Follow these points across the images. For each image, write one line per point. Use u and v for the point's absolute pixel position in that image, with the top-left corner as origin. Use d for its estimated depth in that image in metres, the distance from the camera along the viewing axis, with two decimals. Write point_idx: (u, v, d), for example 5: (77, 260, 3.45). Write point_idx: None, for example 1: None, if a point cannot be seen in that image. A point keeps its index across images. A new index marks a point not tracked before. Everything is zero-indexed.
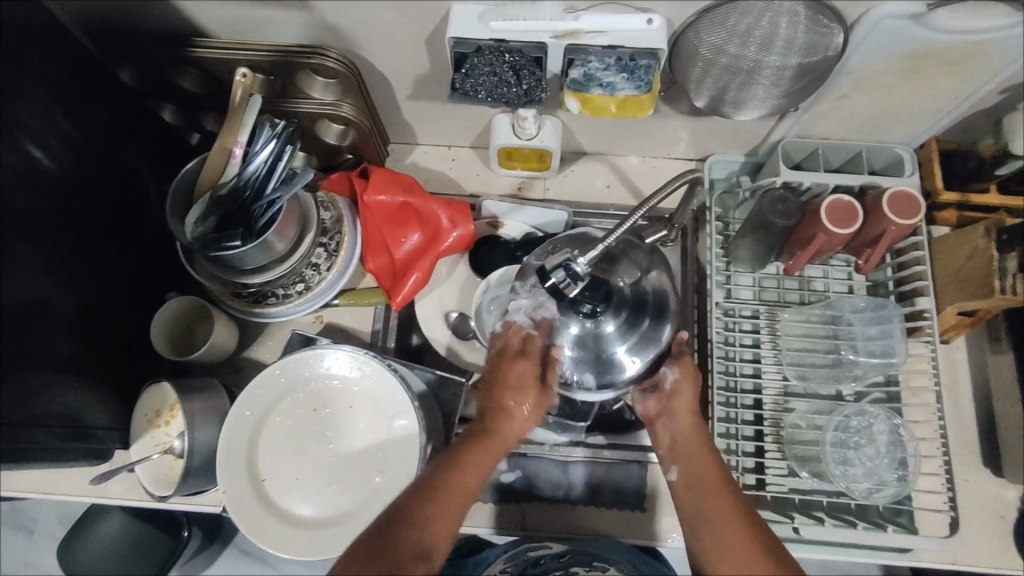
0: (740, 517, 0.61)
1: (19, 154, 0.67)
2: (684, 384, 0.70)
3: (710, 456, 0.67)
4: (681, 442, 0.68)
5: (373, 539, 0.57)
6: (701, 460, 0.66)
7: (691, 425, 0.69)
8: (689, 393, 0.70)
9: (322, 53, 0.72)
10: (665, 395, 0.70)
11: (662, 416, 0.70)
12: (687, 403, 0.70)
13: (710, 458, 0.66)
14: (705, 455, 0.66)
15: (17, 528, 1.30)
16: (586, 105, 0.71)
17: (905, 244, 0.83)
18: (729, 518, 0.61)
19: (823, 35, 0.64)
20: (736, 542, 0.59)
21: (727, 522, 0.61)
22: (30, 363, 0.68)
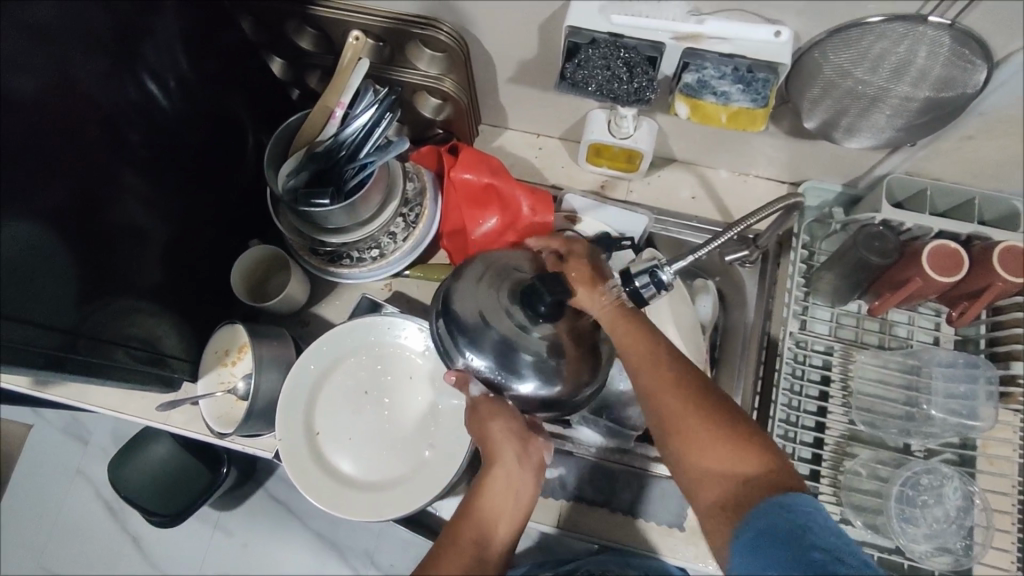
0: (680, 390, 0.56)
1: (138, 85, 0.70)
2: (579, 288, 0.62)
3: (642, 327, 0.60)
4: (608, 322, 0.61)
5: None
6: (624, 335, 0.60)
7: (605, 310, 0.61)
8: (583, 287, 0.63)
9: (435, 26, 0.72)
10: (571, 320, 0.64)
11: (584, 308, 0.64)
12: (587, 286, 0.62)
13: (632, 332, 0.60)
14: (634, 333, 0.60)
15: (74, 438, 1.39)
16: (696, 112, 0.69)
17: (1007, 303, 0.77)
18: (664, 388, 0.57)
19: (964, 71, 0.60)
20: (675, 411, 0.56)
21: (663, 393, 0.57)
22: (120, 286, 0.71)
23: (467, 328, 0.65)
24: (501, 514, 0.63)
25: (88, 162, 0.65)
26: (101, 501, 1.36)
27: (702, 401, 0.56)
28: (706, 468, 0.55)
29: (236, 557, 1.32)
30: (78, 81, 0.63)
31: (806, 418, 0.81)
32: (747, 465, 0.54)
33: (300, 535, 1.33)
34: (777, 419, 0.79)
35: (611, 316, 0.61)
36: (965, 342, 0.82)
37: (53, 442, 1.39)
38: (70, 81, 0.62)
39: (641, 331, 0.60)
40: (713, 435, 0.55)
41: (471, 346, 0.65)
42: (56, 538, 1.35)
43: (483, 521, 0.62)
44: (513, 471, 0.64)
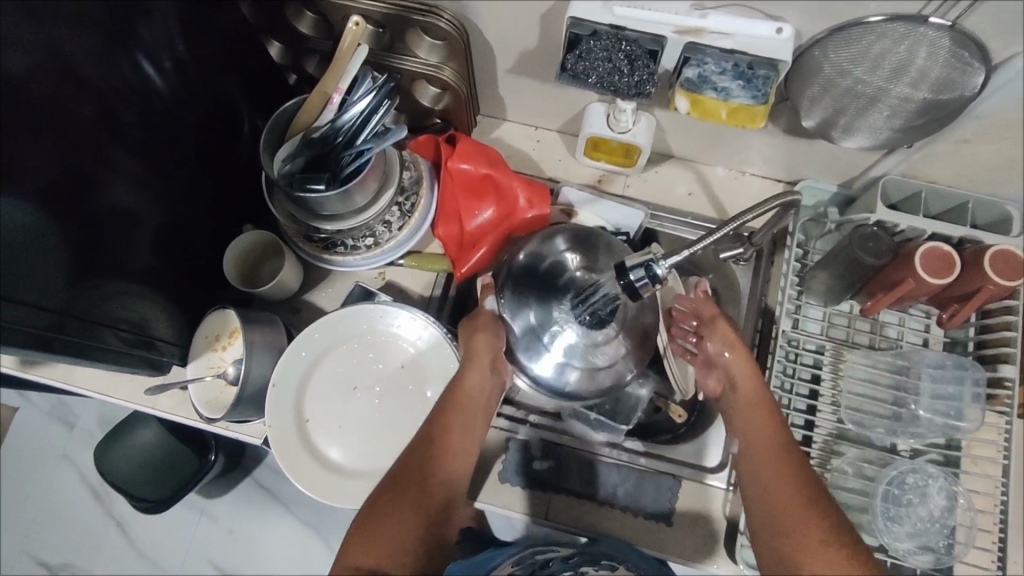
0: (797, 480, 0.61)
1: (133, 66, 0.70)
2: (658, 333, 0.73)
3: (773, 416, 0.68)
4: (748, 402, 0.70)
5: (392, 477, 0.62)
6: (760, 423, 0.68)
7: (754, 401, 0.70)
8: (729, 341, 0.74)
9: (437, 13, 0.72)
10: (720, 369, 0.75)
11: (726, 388, 0.74)
12: (743, 368, 0.72)
13: (768, 424, 0.67)
14: (764, 414, 0.68)
15: (59, 422, 1.37)
16: (696, 108, 0.69)
17: (996, 306, 0.78)
18: (784, 472, 0.62)
19: (962, 73, 0.61)
20: (787, 495, 0.60)
21: (780, 477, 0.62)
22: (112, 268, 0.70)
23: (520, 296, 0.72)
24: (475, 411, 0.69)
25: (80, 144, 0.65)
26: (86, 486, 1.35)
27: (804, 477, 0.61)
28: (802, 549, 0.57)
29: (222, 544, 1.32)
30: (70, 61, 0.62)
31: (795, 416, 0.82)
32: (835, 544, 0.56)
33: (287, 522, 1.33)
34: None
35: (755, 407, 0.69)
36: (954, 345, 0.83)
37: (39, 425, 1.38)
38: (63, 61, 0.62)
39: (770, 417, 0.68)
40: (810, 514, 0.58)
41: (523, 290, 0.72)
42: (40, 522, 1.33)
43: (461, 421, 0.67)
44: (484, 376, 0.71)
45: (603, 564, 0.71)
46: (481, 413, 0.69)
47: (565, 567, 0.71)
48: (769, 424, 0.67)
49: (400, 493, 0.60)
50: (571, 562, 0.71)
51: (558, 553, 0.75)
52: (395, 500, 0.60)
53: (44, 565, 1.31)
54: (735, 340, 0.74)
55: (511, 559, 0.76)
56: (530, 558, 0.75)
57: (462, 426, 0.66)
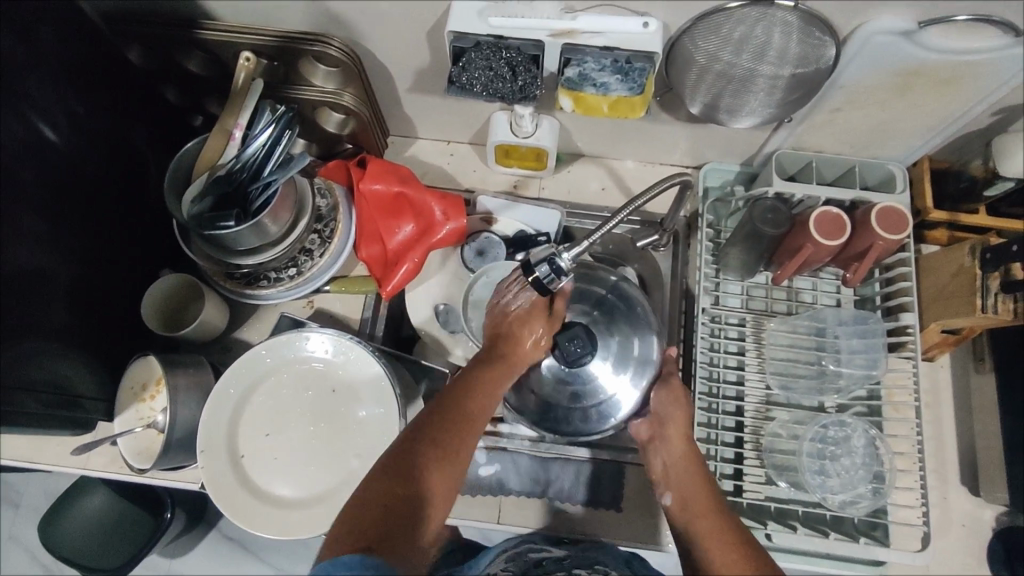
0: (735, 538, 0.58)
1: (25, 127, 0.68)
2: (675, 409, 0.71)
3: (702, 480, 0.65)
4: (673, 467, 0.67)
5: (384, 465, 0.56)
6: (695, 481, 0.65)
7: (682, 453, 0.68)
8: (674, 396, 0.71)
9: (325, 41, 0.73)
10: (657, 418, 0.71)
11: (655, 439, 0.70)
12: (678, 430, 0.69)
13: (700, 480, 0.65)
14: (694, 477, 0.66)
15: (1, 502, 1.31)
16: (579, 104, 0.73)
17: (893, 260, 0.83)
18: (723, 535, 0.59)
19: (815, 48, 0.65)
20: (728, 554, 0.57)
21: (722, 542, 0.58)
22: (23, 331, 0.68)
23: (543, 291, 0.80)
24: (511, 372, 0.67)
25: None
26: (38, 564, 1.28)
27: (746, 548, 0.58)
28: None
29: None
30: None
31: (726, 388, 0.85)
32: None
33: (256, 571, 1.28)
34: (699, 392, 0.83)
35: (683, 458, 0.67)
36: (864, 301, 0.88)
37: None
38: None
39: (704, 483, 0.65)
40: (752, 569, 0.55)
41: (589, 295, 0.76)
42: None
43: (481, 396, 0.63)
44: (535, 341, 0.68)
45: (597, 568, 0.66)
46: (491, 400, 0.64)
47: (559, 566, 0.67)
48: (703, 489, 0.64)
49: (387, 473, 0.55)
50: (564, 562, 0.68)
51: (549, 553, 0.72)
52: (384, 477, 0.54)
53: None
54: (681, 406, 0.71)
55: (503, 555, 0.71)
56: (521, 555, 0.71)
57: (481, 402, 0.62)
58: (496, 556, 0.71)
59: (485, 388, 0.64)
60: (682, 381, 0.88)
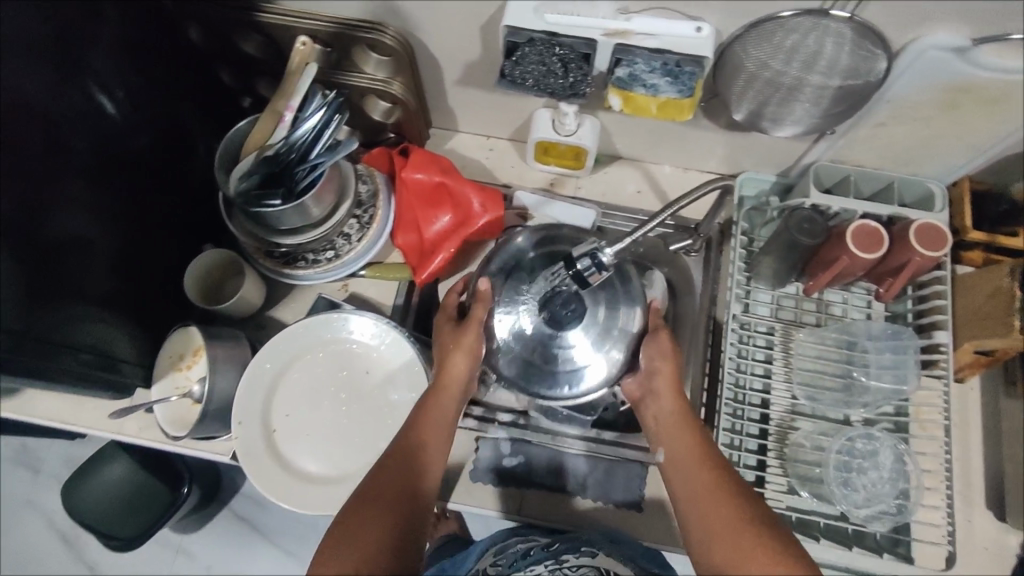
0: (727, 492, 0.59)
1: (84, 97, 0.70)
2: (664, 363, 0.71)
3: (696, 431, 0.66)
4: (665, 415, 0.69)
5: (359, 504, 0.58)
6: (687, 436, 0.66)
7: (675, 405, 0.69)
8: (665, 355, 0.71)
9: (381, 30, 0.75)
10: (642, 376, 0.72)
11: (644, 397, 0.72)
12: (666, 383, 0.70)
13: (691, 435, 0.66)
14: (684, 428, 0.66)
15: (22, 467, 1.33)
16: (628, 104, 0.73)
17: (927, 278, 0.83)
18: (714, 490, 0.60)
19: (867, 60, 0.66)
20: (721, 508, 0.58)
21: (712, 496, 0.59)
22: (68, 293, 0.70)
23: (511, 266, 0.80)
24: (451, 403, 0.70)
25: (25, 171, 0.64)
26: (54, 530, 1.30)
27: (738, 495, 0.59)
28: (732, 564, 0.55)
29: None
30: (20, 94, 0.63)
31: (752, 395, 0.85)
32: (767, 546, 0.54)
33: (267, 552, 1.29)
34: (726, 398, 0.83)
35: (677, 416, 0.68)
36: (896, 317, 0.88)
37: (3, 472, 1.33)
38: (12, 94, 0.62)
39: (695, 432, 0.66)
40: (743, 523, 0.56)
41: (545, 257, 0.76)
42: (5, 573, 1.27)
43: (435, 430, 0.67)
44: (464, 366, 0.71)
45: (583, 551, 0.72)
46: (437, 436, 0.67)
47: (547, 553, 0.72)
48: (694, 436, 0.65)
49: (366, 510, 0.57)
50: (552, 550, 0.73)
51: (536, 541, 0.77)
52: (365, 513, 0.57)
53: None
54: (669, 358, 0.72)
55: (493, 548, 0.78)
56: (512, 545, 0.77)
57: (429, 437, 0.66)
58: (487, 549, 0.78)
59: (432, 421, 0.68)
60: (707, 387, 0.88)
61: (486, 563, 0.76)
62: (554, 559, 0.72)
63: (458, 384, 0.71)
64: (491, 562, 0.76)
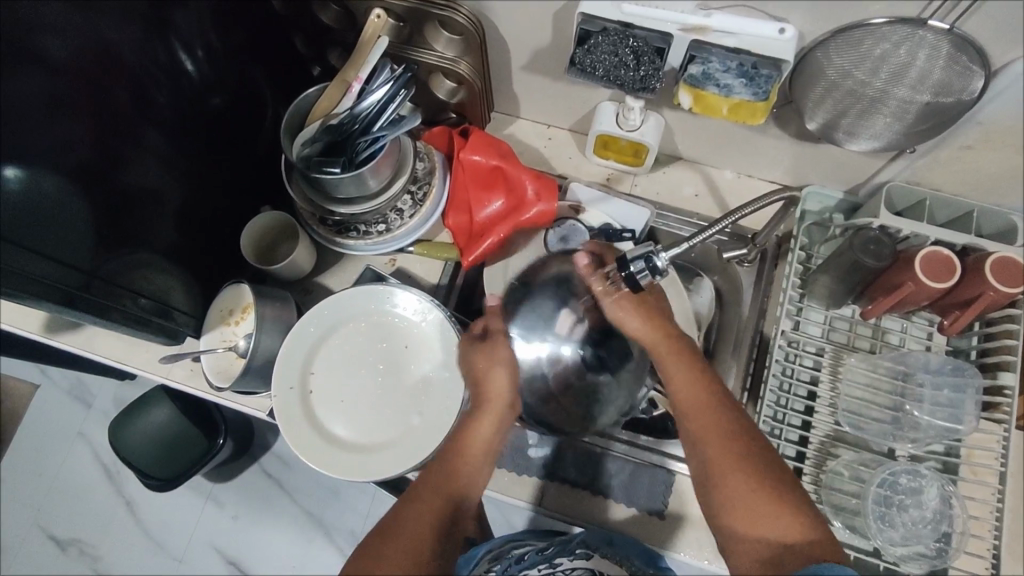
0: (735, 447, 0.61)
1: (168, 54, 0.74)
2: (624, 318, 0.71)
3: (705, 394, 0.66)
4: (674, 380, 0.68)
5: (382, 528, 0.62)
6: (699, 400, 0.66)
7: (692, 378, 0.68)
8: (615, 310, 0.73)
9: (454, 7, 0.74)
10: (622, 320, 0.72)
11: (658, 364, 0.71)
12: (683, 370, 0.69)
13: (701, 393, 0.66)
14: (702, 402, 0.65)
15: (77, 400, 1.41)
16: (698, 103, 0.71)
17: (998, 315, 0.78)
18: (725, 445, 0.61)
19: (961, 77, 0.62)
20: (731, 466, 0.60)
21: (724, 450, 0.61)
22: (137, 240, 0.74)
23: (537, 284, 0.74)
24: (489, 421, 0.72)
25: (113, 121, 0.68)
26: (99, 463, 1.37)
27: (760, 461, 0.60)
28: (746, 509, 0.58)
29: (226, 528, 1.33)
30: (113, 46, 0.67)
31: (792, 416, 0.82)
32: (801, 528, 0.56)
33: (289, 511, 1.33)
34: (764, 415, 0.80)
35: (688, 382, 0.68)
36: (957, 352, 0.83)
37: (57, 403, 1.41)
38: (103, 45, 0.66)
39: (703, 389, 0.66)
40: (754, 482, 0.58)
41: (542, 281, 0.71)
42: (52, 497, 1.36)
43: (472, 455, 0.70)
44: (500, 388, 0.73)
45: (578, 552, 0.71)
46: (471, 463, 0.70)
47: (540, 558, 0.72)
48: (717, 419, 0.63)
49: (390, 538, 0.61)
50: (546, 555, 0.72)
51: (533, 547, 0.76)
52: (390, 538, 0.61)
53: (53, 539, 1.33)
54: (633, 298, 0.72)
55: (486, 555, 0.73)
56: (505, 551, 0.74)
57: (467, 468, 0.69)
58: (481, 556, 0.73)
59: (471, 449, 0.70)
60: (745, 402, 0.85)
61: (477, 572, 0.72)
62: (548, 562, 0.71)
63: (501, 397, 0.73)
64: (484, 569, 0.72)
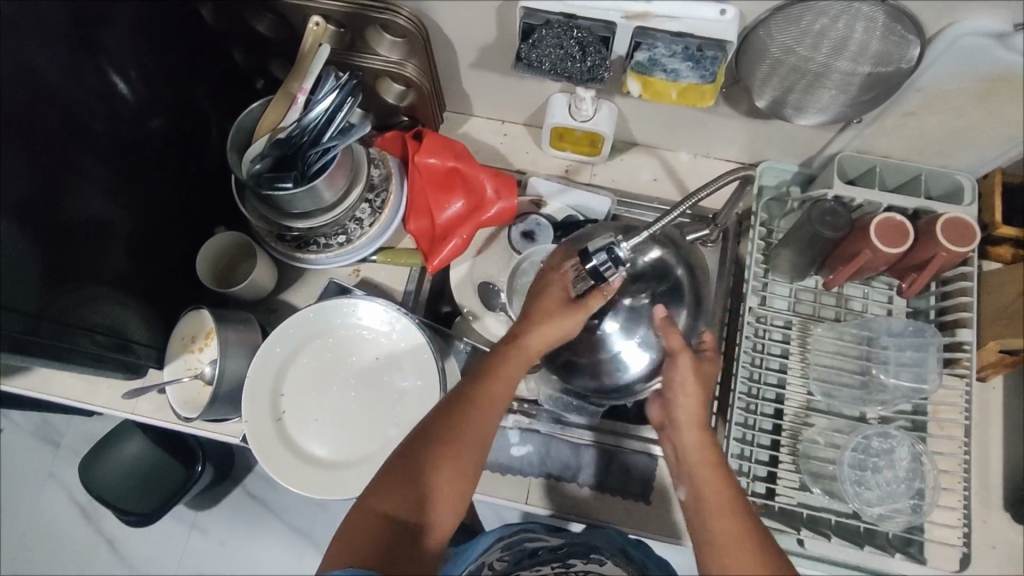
0: (749, 539, 0.55)
1: (99, 78, 0.70)
2: (688, 392, 0.63)
3: (719, 468, 0.60)
4: (693, 456, 0.61)
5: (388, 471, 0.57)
6: (710, 474, 0.59)
7: (700, 439, 0.62)
8: (688, 382, 0.63)
9: (395, 10, 0.73)
10: (668, 401, 0.65)
11: (670, 426, 0.65)
12: (690, 416, 0.63)
13: (717, 472, 0.59)
14: (717, 479, 0.59)
15: (43, 441, 1.36)
16: (647, 89, 0.71)
17: (952, 274, 0.81)
18: (739, 538, 0.55)
19: (898, 46, 0.63)
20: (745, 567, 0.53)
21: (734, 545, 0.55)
22: (83, 274, 0.71)
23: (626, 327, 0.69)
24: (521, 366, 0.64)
25: (46, 153, 0.65)
26: (73, 504, 1.33)
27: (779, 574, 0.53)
28: None
29: (213, 555, 1.30)
30: (39, 75, 0.63)
31: (766, 390, 0.84)
32: None
33: (277, 530, 1.30)
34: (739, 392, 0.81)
35: (698, 448, 0.61)
36: (916, 314, 0.86)
37: (21, 447, 1.36)
38: (31, 74, 0.62)
39: (718, 470, 0.60)
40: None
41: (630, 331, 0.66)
42: (27, 543, 1.31)
43: (493, 395, 0.62)
44: (556, 332, 0.63)
45: (591, 557, 0.71)
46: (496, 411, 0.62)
47: (552, 557, 0.71)
48: (727, 495, 0.58)
49: (395, 480, 0.56)
50: (559, 553, 0.72)
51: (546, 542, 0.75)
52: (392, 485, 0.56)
53: None
54: (697, 390, 0.63)
55: (499, 543, 0.74)
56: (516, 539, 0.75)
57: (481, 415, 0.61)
58: (493, 542, 0.74)
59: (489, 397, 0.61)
60: (720, 381, 0.86)
61: (492, 558, 0.73)
62: (561, 562, 0.71)
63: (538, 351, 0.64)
64: (497, 557, 0.73)
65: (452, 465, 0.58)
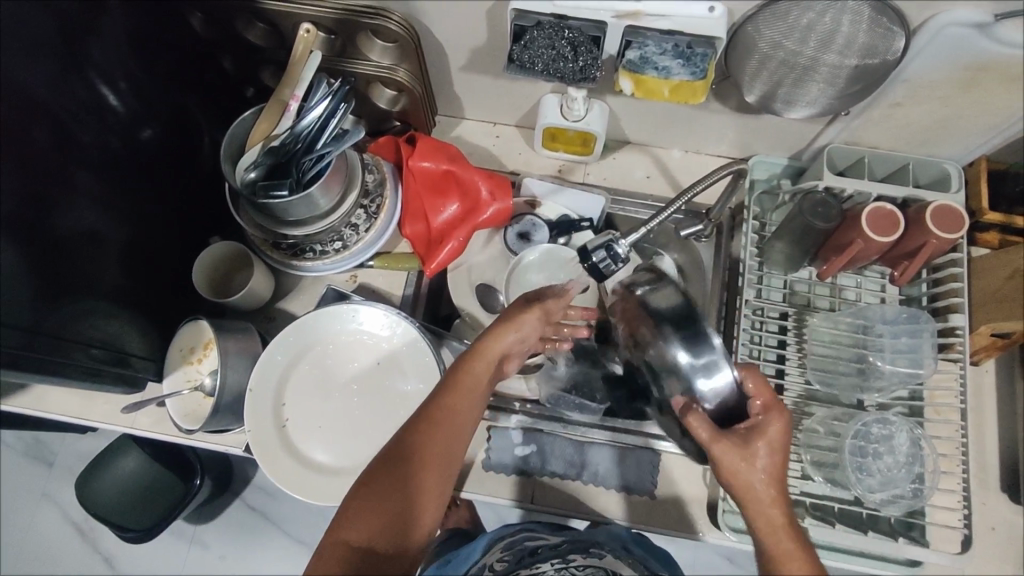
0: None
1: (88, 90, 0.69)
2: (736, 471, 0.55)
3: (792, 539, 0.53)
4: (759, 524, 0.55)
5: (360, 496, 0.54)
6: (783, 547, 0.53)
7: (764, 510, 0.55)
8: (734, 462, 0.55)
9: (386, 15, 0.73)
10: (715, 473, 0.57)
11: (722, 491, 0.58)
12: (745, 489, 0.55)
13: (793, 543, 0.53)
14: (792, 552, 0.53)
15: (37, 461, 1.34)
16: (639, 87, 0.71)
17: (942, 260, 0.83)
18: None
19: (884, 39, 0.65)
20: None
21: None
22: (78, 288, 0.70)
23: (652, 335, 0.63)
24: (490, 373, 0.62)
25: (35, 167, 0.64)
26: (69, 523, 1.31)
27: None
28: None
29: (215, 569, 1.29)
30: (28, 89, 0.63)
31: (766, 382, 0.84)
32: None
33: (279, 542, 1.29)
34: None
35: (762, 519, 0.55)
36: (909, 301, 0.87)
37: (16, 467, 1.34)
38: (19, 89, 0.62)
39: (792, 539, 0.53)
40: None
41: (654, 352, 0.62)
42: (25, 564, 1.29)
43: (462, 405, 0.59)
44: (511, 338, 0.63)
45: (591, 552, 0.71)
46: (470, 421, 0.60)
47: (553, 553, 0.73)
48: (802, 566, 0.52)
49: (370, 501, 0.53)
50: (559, 550, 0.73)
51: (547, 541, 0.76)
52: (366, 505, 0.53)
53: None
54: (751, 466, 0.55)
55: (500, 543, 0.76)
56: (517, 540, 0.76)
57: (454, 425, 0.58)
58: (493, 542, 0.75)
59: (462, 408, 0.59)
60: None
61: (493, 559, 0.74)
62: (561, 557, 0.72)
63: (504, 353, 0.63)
64: (497, 558, 0.74)
65: (427, 485, 0.55)
